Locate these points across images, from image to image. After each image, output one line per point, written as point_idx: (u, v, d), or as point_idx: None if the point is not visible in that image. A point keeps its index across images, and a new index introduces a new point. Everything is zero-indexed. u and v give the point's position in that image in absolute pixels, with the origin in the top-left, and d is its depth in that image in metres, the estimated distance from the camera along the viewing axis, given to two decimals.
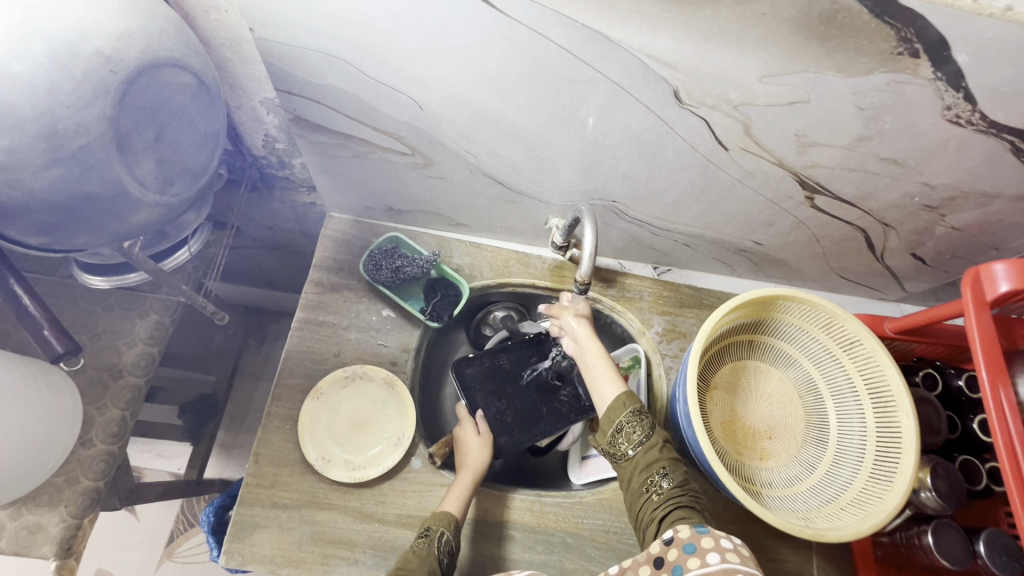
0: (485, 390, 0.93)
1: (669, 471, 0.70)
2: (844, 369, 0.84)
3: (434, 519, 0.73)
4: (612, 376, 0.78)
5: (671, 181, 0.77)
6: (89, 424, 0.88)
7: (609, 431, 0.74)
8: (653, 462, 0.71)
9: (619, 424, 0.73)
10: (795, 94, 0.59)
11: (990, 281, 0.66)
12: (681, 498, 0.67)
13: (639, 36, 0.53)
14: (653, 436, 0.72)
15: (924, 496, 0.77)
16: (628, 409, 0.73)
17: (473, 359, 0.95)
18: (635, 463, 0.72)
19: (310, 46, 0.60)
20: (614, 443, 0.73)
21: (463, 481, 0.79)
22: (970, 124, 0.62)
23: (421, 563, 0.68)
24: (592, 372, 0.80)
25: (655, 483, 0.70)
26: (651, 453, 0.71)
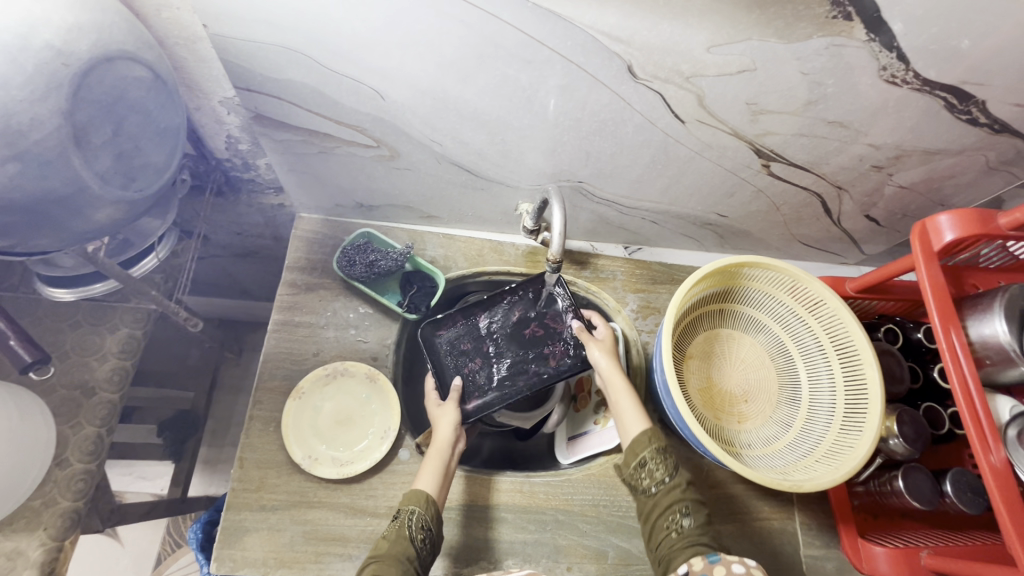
0: (459, 349, 0.91)
1: (691, 511, 0.68)
2: (811, 329, 0.87)
3: (405, 498, 0.72)
4: (635, 406, 0.76)
5: (633, 157, 0.80)
6: (64, 444, 0.86)
7: (632, 464, 0.72)
8: (675, 502, 0.69)
9: (642, 458, 0.71)
10: (743, 63, 0.62)
11: (936, 232, 0.70)
12: (703, 539, 0.66)
13: (589, 13, 0.55)
14: (677, 476, 0.71)
15: (893, 443, 0.80)
16: (653, 446, 0.71)
17: (443, 321, 0.92)
18: (656, 502, 0.70)
19: (266, 39, 0.60)
20: (635, 480, 0.72)
21: (436, 457, 0.76)
22: (905, 83, 0.66)
23: (392, 546, 0.67)
24: (617, 398, 0.77)
25: (676, 522, 0.68)
26: (672, 493, 0.70)
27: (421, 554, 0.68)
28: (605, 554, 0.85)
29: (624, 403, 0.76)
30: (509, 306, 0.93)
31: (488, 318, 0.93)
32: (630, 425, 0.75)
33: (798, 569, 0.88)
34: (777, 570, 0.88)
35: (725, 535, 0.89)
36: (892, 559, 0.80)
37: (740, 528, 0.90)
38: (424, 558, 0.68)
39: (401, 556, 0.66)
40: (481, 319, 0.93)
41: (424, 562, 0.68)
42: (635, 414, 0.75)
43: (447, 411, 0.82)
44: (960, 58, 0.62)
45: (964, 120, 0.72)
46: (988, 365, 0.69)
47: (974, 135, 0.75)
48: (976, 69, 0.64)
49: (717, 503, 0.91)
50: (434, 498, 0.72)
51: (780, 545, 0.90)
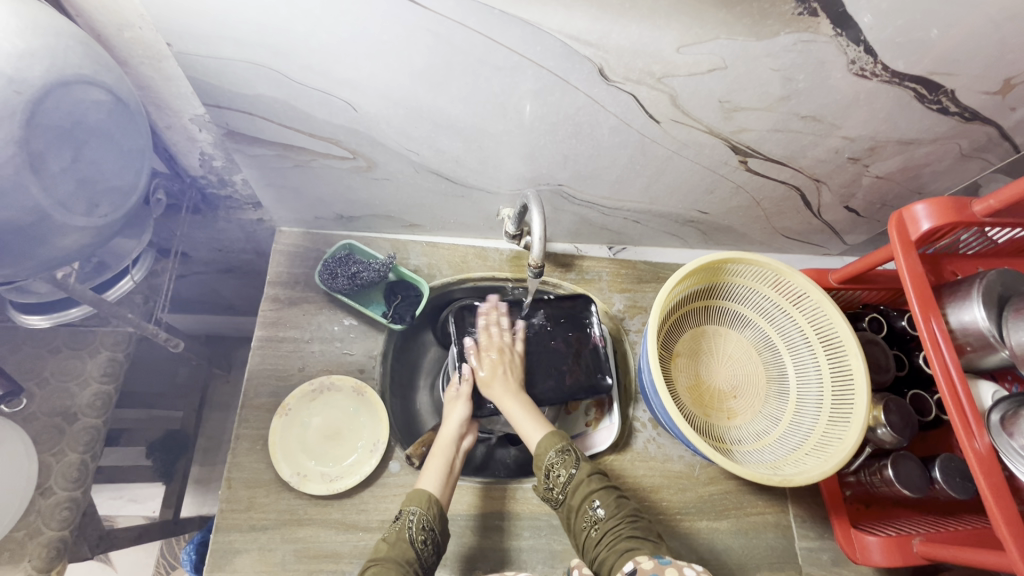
0: (482, 343, 0.90)
1: (602, 501, 0.71)
2: (796, 322, 0.88)
3: (409, 498, 0.72)
4: (532, 417, 0.80)
5: (611, 159, 0.80)
6: (46, 472, 0.84)
7: (542, 478, 0.75)
8: (585, 497, 0.71)
9: (546, 466, 0.74)
10: (713, 61, 0.62)
11: (913, 222, 0.71)
12: (617, 527, 0.68)
13: (556, 18, 0.55)
14: (579, 471, 0.73)
15: (881, 433, 0.80)
16: (554, 447, 0.75)
17: (478, 305, 0.91)
18: (569, 502, 0.72)
19: (231, 55, 0.59)
20: (549, 487, 0.74)
21: (441, 458, 0.78)
22: (875, 75, 0.66)
23: (392, 549, 0.67)
24: (513, 418, 0.80)
25: (592, 516, 0.70)
26: (582, 492, 0.72)
27: (423, 556, 0.68)
28: None
29: (522, 417, 0.80)
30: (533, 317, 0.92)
31: (521, 322, 0.92)
32: (529, 436, 0.78)
33: (794, 562, 0.89)
34: (773, 564, 0.88)
35: (719, 531, 0.89)
36: (884, 549, 0.79)
37: (735, 524, 0.90)
38: (426, 560, 0.68)
39: (401, 558, 0.66)
40: (514, 322, 0.91)
41: (427, 563, 0.68)
42: (532, 421, 0.79)
43: (460, 407, 0.83)
44: (927, 48, 0.63)
45: (936, 110, 0.73)
46: (969, 352, 0.70)
47: (946, 123, 0.76)
48: (943, 59, 0.64)
49: (712, 500, 0.91)
50: (439, 500, 0.74)
51: (776, 539, 0.90)
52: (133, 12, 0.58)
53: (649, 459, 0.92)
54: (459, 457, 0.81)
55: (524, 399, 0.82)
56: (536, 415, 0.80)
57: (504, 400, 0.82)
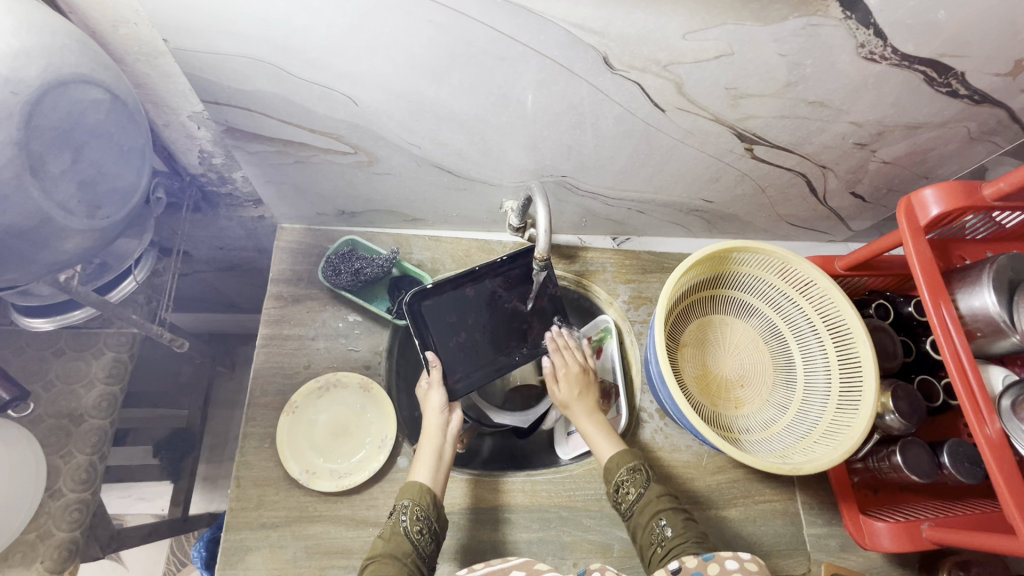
0: (444, 323, 0.83)
1: (669, 520, 0.69)
2: (803, 311, 0.87)
3: (402, 492, 0.72)
4: (606, 434, 0.80)
5: (615, 149, 0.79)
6: (55, 474, 0.84)
7: (611, 492, 0.75)
8: (654, 513, 0.70)
9: (616, 482, 0.74)
10: (720, 48, 0.61)
11: (922, 207, 0.70)
12: (684, 545, 0.66)
13: (561, 6, 0.54)
14: (649, 490, 0.73)
15: (889, 419, 0.80)
16: (624, 466, 0.75)
17: (431, 289, 0.82)
18: (638, 519, 0.71)
19: (229, 50, 0.58)
20: (617, 502, 0.74)
21: (429, 447, 0.77)
22: (884, 59, 0.65)
23: (388, 543, 0.66)
24: (586, 437, 0.81)
25: (658, 534, 0.69)
26: (649, 508, 0.71)
27: (421, 545, 0.68)
28: (611, 547, 0.85)
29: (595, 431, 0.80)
30: (489, 283, 0.87)
31: (475, 290, 0.86)
32: (602, 453, 0.78)
33: (802, 548, 0.89)
34: (782, 551, 0.88)
35: (729, 519, 0.89)
36: (893, 534, 0.79)
37: (742, 513, 0.90)
38: (424, 550, 0.68)
39: (398, 551, 0.65)
40: (470, 292, 0.85)
41: (427, 553, 0.68)
42: (607, 439, 0.79)
43: (434, 393, 0.81)
44: (937, 31, 0.62)
45: (945, 93, 0.72)
46: (979, 337, 0.69)
47: (955, 106, 0.75)
48: (953, 41, 0.63)
49: (720, 489, 0.91)
50: (431, 489, 0.73)
51: (784, 526, 0.90)
52: (127, 7, 0.57)
53: (657, 449, 0.92)
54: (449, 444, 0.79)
55: (601, 420, 0.82)
56: (608, 432, 0.81)
57: (579, 423, 0.82)
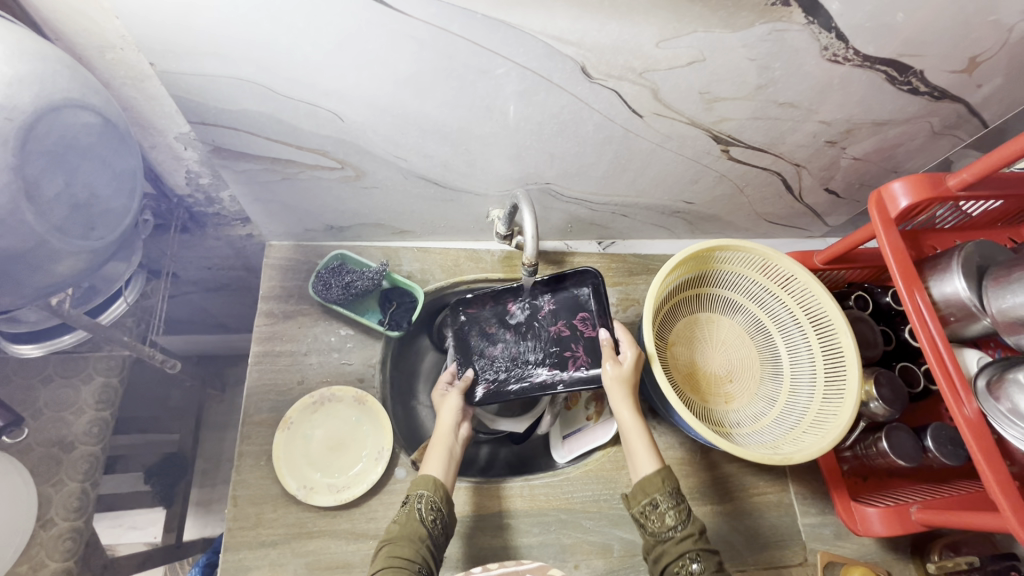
0: (481, 331, 0.92)
1: (701, 558, 0.64)
2: (785, 304, 0.90)
3: (413, 484, 0.72)
4: (647, 445, 0.73)
5: (597, 155, 0.81)
6: (46, 504, 0.83)
7: (642, 502, 0.69)
8: (687, 550, 0.65)
9: (653, 501, 0.68)
10: (692, 54, 0.63)
11: (891, 200, 0.73)
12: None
13: (538, 19, 0.56)
14: (689, 524, 0.67)
15: (873, 406, 0.82)
16: (666, 488, 0.69)
17: (472, 300, 0.92)
18: (667, 547, 0.66)
19: (215, 71, 0.59)
20: (644, 519, 0.69)
21: (443, 445, 0.77)
22: (847, 60, 0.68)
23: (404, 526, 0.67)
24: (627, 435, 0.75)
25: (685, 568, 0.64)
26: (683, 542, 0.66)
27: (435, 534, 0.68)
28: (611, 548, 0.85)
29: (637, 444, 0.74)
30: (533, 304, 0.92)
31: (519, 308, 0.92)
32: (638, 463, 0.72)
33: (798, 539, 0.91)
34: (778, 542, 0.90)
35: (725, 513, 0.91)
36: (884, 518, 0.81)
37: (738, 506, 0.91)
38: (437, 538, 0.68)
39: (413, 535, 0.66)
40: (512, 308, 0.93)
41: (438, 544, 0.68)
42: (645, 448, 0.73)
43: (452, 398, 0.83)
44: (896, 32, 0.65)
45: (906, 91, 0.75)
46: (953, 322, 0.72)
47: (917, 103, 0.78)
48: (911, 41, 0.67)
49: (716, 484, 0.92)
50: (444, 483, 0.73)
51: (779, 518, 0.92)
52: (114, 32, 0.57)
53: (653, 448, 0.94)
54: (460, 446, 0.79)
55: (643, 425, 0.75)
56: (650, 444, 0.74)
57: (622, 415, 0.77)
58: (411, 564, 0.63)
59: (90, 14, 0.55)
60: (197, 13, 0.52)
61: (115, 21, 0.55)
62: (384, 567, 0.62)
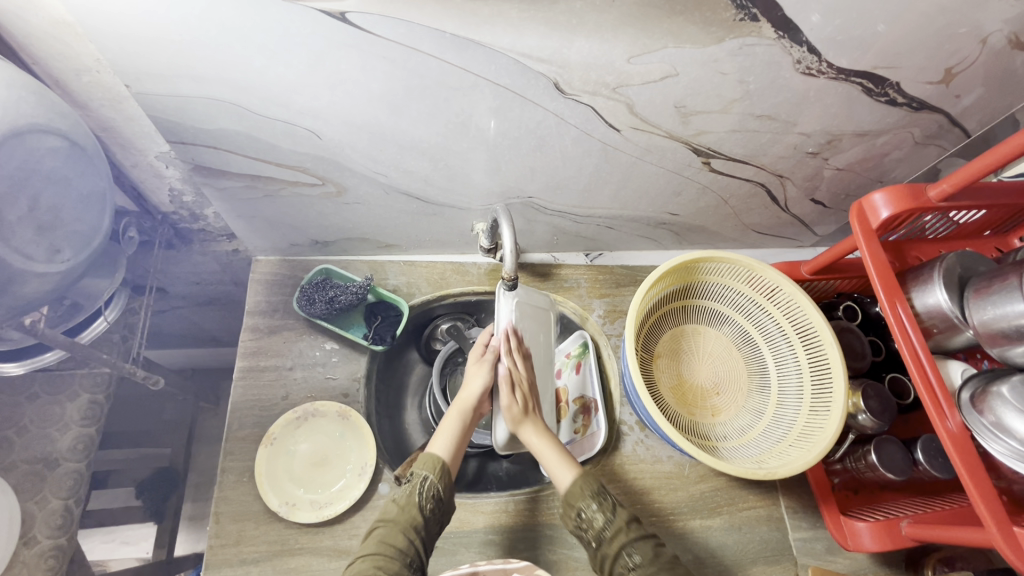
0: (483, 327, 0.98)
1: (638, 549, 0.65)
2: (771, 316, 0.89)
3: (421, 461, 0.71)
4: (562, 458, 0.72)
5: (577, 168, 0.81)
6: (30, 521, 0.83)
7: (573, 518, 0.69)
8: (620, 543, 0.65)
9: (580, 509, 0.68)
10: (664, 69, 0.63)
11: (873, 211, 0.73)
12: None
13: (506, 37, 0.56)
14: (617, 516, 0.67)
15: (861, 419, 0.81)
16: (587, 492, 0.69)
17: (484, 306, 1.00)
18: (605, 548, 0.66)
19: (190, 93, 0.60)
20: (581, 531, 0.68)
21: (454, 420, 0.75)
22: (822, 73, 0.68)
23: (402, 512, 0.66)
24: (543, 460, 0.73)
25: (624, 563, 0.64)
26: (618, 535, 0.66)
27: (430, 522, 0.67)
28: None
29: (551, 457, 0.72)
30: None
31: None
32: (561, 480, 0.71)
33: (789, 554, 0.89)
34: (768, 557, 0.89)
35: (714, 528, 0.89)
36: (875, 533, 0.80)
37: (728, 521, 0.90)
38: (432, 527, 0.67)
39: (408, 523, 0.65)
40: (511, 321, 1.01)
41: (431, 535, 0.66)
42: (563, 462, 0.71)
43: (477, 370, 0.79)
44: (869, 44, 0.65)
45: (884, 102, 0.75)
46: (936, 334, 0.72)
47: (897, 114, 0.78)
48: (885, 54, 0.67)
49: (704, 499, 0.91)
50: (447, 463, 0.72)
51: (770, 532, 0.90)
52: (88, 56, 0.58)
53: (639, 461, 0.93)
54: (475, 418, 0.78)
55: (552, 440, 0.74)
56: (563, 454, 0.73)
57: (533, 445, 0.74)
58: (401, 554, 0.62)
59: (64, 39, 0.56)
60: (166, 37, 0.53)
61: (88, 45, 0.56)
62: (375, 553, 0.62)
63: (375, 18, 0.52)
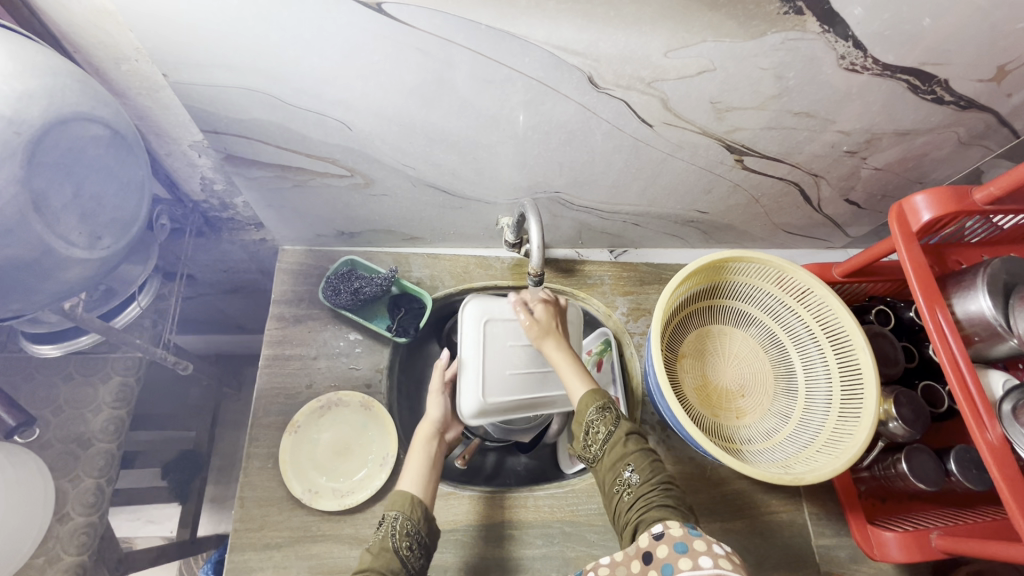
0: None
1: (636, 465, 0.66)
2: (801, 318, 0.87)
3: (390, 503, 0.68)
4: (578, 371, 0.73)
5: (606, 164, 0.80)
6: (63, 499, 0.85)
7: (579, 436, 0.70)
8: (619, 459, 0.66)
9: (585, 427, 0.69)
10: (702, 63, 0.62)
11: (913, 213, 0.70)
12: (650, 494, 0.63)
13: (543, 29, 0.55)
14: (618, 429, 0.68)
15: (893, 426, 0.79)
16: (591, 407, 0.68)
17: None
18: (605, 461, 0.68)
19: (226, 82, 0.60)
20: (586, 447, 0.70)
21: (419, 455, 0.75)
22: (866, 69, 0.66)
23: (376, 558, 0.61)
24: (559, 368, 0.74)
25: (623, 480, 0.65)
26: (617, 448, 0.67)
27: (410, 562, 0.63)
28: None
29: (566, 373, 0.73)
30: None
31: None
32: (573, 390, 0.71)
33: (812, 561, 0.88)
34: (790, 563, 0.87)
35: (734, 532, 0.88)
36: (902, 544, 0.78)
37: (749, 524, 0.89)
38: (414, 566, 0.63)
39: (384, 568, 0.61)
40: None
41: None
42: (578, 377, 0.72)
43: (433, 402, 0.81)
44: (917, 40, 0.62)
45: (930, 100, 0.72)
46: (977, 342, 0.69)
47: (942, 112, 0.75)
48: (934, 50, 0.64)
49: (725, 502, 0.90)
50: (421, 498, 0.69)
51: (792, 538, 0.89)
52: (129, 46, 0.59)
53: None
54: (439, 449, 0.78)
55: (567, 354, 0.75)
56: (580, 368, 0.74)
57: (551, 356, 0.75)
58: None
59: (106, 28, 0.57)
60: (208, 28, 0.53)
61: (128, 34, 0.57)
62: None
63: (411, 9, 0.52)
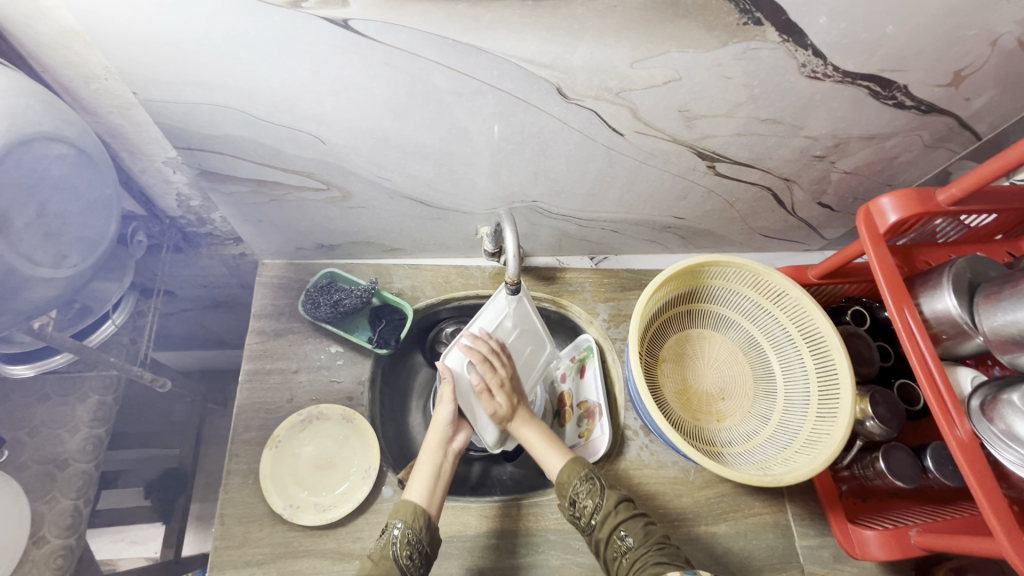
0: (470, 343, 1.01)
1: (629, 530, 0.68)
2: (778, 321, 0.88)
3: (394, 511, 0.67)
4: (555, 445, 0.77)
5: (581, 172, 0.81)
6: (39, 521, 0.84)
7: (565, 505, 0.71)
8: (613, 527, 0.68)
9: (571, 496, 0.70)
10: (667, 73, 0.63)
11: (880, 215, 0.71)
12: (646, 554, 0.65)
13: (508, 43, 0.56)
14: (606, 500, 0.70)
15: (870, 425, 0.80)
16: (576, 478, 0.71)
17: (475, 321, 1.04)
18: (599, 529, 0.69)
19: (195, 99, 0.61)
20: (575, 518, 0.70)
21: (426, 465, 0.72)
22: (827, 76, 0.67)
23: (376, 566, 0.62)
24: (536, 449, 0.77)
25: (620, 545, 0.67)
26: (608, 517, 0.69)
27: (410, 570, 0.64)
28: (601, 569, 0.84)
29: (544, 450, 0.76)
30: None
31: None
32: (553, 466, 0.75)
33: (795, 562, 0.88)
34: (774, 565, 0.88)
35: (718, 535, 0.88)
36: (883, 541, 0.79)
37: (732, 527, 0.89)
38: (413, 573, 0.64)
39: None
40: None
41: None
42: (553, 451, 0.76)
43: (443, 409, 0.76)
44: (875, 48, 0.64)
45: (892, 105, 0.74)
46: (945, 340, 0.71)
47: (905, 117, 0.77)
48: (891, 57, 0.66)
49: (708, 505, 0.90)
50: (425, 509, 0.68)
51: (775, 539, 0.89)
52: (98, 65, 0.60)
53: (643, 467, 0.92)
54: (450, 457, 0.75)
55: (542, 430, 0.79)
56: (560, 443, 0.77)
57: (524, 434, 0.78)
58: None
59: (74, 47, 0.57)
60: (172, 46, 0.53)
61: (96, 53, 0.57)
62: None
63: (378, 25, 0.53)
